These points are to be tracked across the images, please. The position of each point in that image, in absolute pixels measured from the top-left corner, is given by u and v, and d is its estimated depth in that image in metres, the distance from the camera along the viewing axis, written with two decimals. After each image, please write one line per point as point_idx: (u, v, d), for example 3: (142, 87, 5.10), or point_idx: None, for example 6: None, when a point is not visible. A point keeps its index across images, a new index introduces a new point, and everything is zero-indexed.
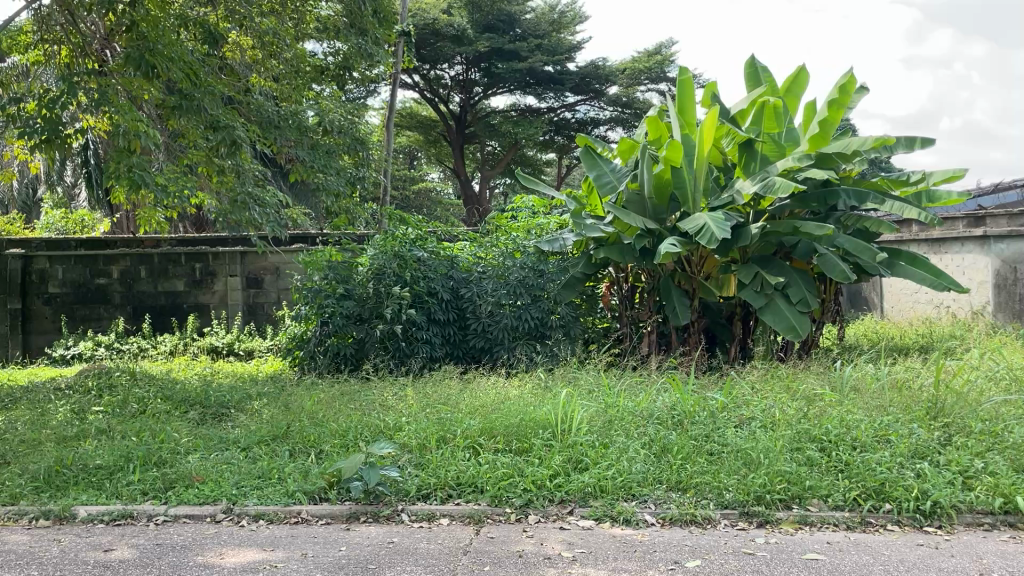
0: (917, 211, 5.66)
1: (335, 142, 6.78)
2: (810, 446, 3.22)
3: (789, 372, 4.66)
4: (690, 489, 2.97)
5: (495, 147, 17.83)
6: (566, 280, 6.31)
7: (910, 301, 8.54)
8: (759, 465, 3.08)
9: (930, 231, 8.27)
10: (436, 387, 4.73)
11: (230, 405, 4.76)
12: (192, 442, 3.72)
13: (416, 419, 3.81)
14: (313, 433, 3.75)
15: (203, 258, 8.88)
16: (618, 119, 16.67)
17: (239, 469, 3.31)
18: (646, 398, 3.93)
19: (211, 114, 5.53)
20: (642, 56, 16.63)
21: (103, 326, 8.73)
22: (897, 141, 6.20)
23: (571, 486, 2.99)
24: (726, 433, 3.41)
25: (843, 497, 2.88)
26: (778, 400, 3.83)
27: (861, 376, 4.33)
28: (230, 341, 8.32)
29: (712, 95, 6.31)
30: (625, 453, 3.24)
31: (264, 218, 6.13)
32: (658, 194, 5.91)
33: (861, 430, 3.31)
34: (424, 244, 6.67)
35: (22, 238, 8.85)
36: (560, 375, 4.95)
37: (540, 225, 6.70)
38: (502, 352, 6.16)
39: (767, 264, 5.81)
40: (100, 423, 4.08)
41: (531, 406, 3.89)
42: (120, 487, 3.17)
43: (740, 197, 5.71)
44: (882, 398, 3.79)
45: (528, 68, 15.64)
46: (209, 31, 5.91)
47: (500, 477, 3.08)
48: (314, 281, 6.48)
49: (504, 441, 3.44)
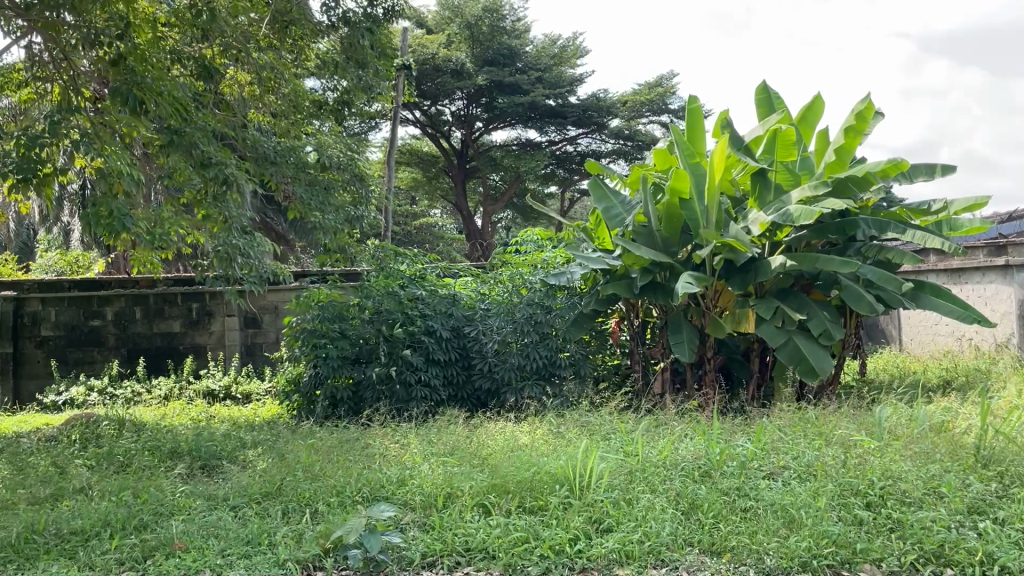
0: (941, 240, 5.37)
1: (334, 179, 6.56)
2: (857, 504, 2.93)
3: (818, 414, 4.36)
4: (726, 552, 2.68)
5: (497, 181, 17.69)
6: (574, 318, 5.96)
7: (931, 332, 8.25)
8: (801, 524, 2.79)
9: (949, 260, 8.01)
10: (441, 434, 4.45)
11: (222, 456, 4.48)
12: (178, 502, 3.42)
13: (421, 472, 3.52)
14: (309, 490, 3.46)
15: (200, 297, 8.64)
16: (621, 152, 16.50)
17: (227, 533, 3.01)
18: (668, 446, 3.63)
19: (203, 150, 5.28)
20: (642, 88, 16.56)
21: (97, 370, 8.45)
22: (917, 168, 5.97)
23: (594, 552, 2.69)
24: (759, 486, 3.12)
25: (899, 561, 2.59)
26: (814, 447, 3.54)
27: (899, 419, 4.03)
28: (227, 385, 8.03)
29: (724, 123, 6.11)
30: (652, 511, 2.95)
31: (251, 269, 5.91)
32: (669, 228, 5.67)
33: (910, 482, 3.03)
34: (422, 281, 6.43)
35: (15, 279, 8.44)
36: (573, 418, 4.65)
37: (546, 259, 6.37)
38: (510, 395, 5.87)
39: (787, 297, 5.54)
40: (80, 480, 3.79)
41: (546, 456, 3.60)
42: (94, 556, 2.87)
43: (755, 227, 5.47)
44: (926, 442, 3.50)
45: (529, 101, 15.45)
46: (205, 66, 5.66)
47: (514, 542, 2.78)
48: (309, 322, 6.21)
49: (517, 499, 3.15)
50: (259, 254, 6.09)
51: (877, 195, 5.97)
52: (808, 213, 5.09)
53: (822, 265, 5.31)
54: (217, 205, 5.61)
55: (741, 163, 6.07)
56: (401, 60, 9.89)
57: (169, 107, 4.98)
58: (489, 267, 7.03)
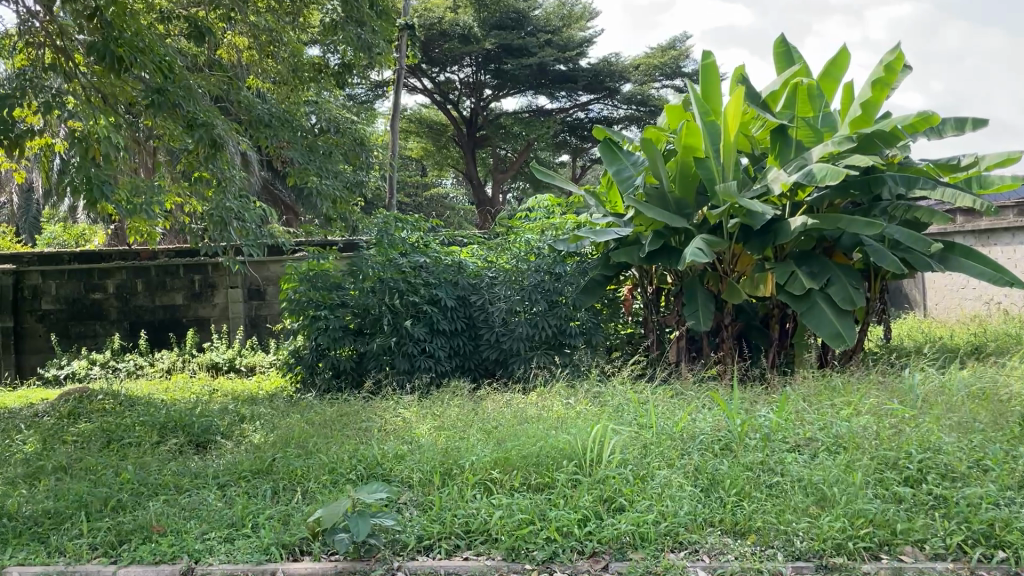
0: (973, 197, 5.03)
1: (333, 144, 6.24)
2: (895, 479, 2.67)
3: (846, 381, 4.09)
4: (750, 534, 2.44)
5: (507, 150, 17.36)
6: (584, 285, 5.69)
7: (958, 297, 7.94)
8: (833, 503, 2.54)
9: (977, 221, 7.67)
10: (445, 407, 4.22)
11: (216, 431, 4.27)
12: (160, 481, 3.20)
13: (421, 447, 3.29)
14: (302, 467, 3.23)
15: (203, 269, 8.41)
16: (633, 118, 16.10)
17: (210, 516, 2.79)
18: (686, 418, 3.39)
19: (188, 110, 4.97)
20: (656, 51, 16.12)
21: (99, 344, 8.28)
22: (946, 122, 5.64)
23: (605, 535, 2.45)
24: (785, 460, 2.87)
25: (944, 543, 2.33)
26: (843, 417, 3.28)
27: (934, 386, 3.76)
28: (231, 357, 7.81)
29: (741, 79, 5.78)
30: (668, 488, 2.70)
31: (245, 236, 5.65)
32: (683, 188, 5.36)
33: (952, 455, 2.77)
34: (425, 250, 6.11)
35: (13, 252, 8.26)
36: (585, 389, 4.40)
37: (556, 224, 6.09)
38: (519, 364, 5.63)
39: (808, 261, 5.26)
40: (62, 458, 3.58)
41: (555, 430, 3.35)
42: (64, 540, 2.66)
43: (775, 186, 5.14)
44: (965, 412, 3.25)
45: (539, 64, 15.00)
46: (198, 25, 5.18)
47: (517, 524, 2.54)
48: (309, 292, 5.99)
49: (521, 475, 2.90)
50: (254, 219, 5.83)
51: (905, 153, 5.63)
52: (834, 171, 4.72)
53: (845, 226, 5.00)
54: (208, 169, 5.35)
55: (760, 120, 5.73)
56: (405, 21, 9.51)
57: (151, 65, 4.67)
58: (497, 235, 6.74)
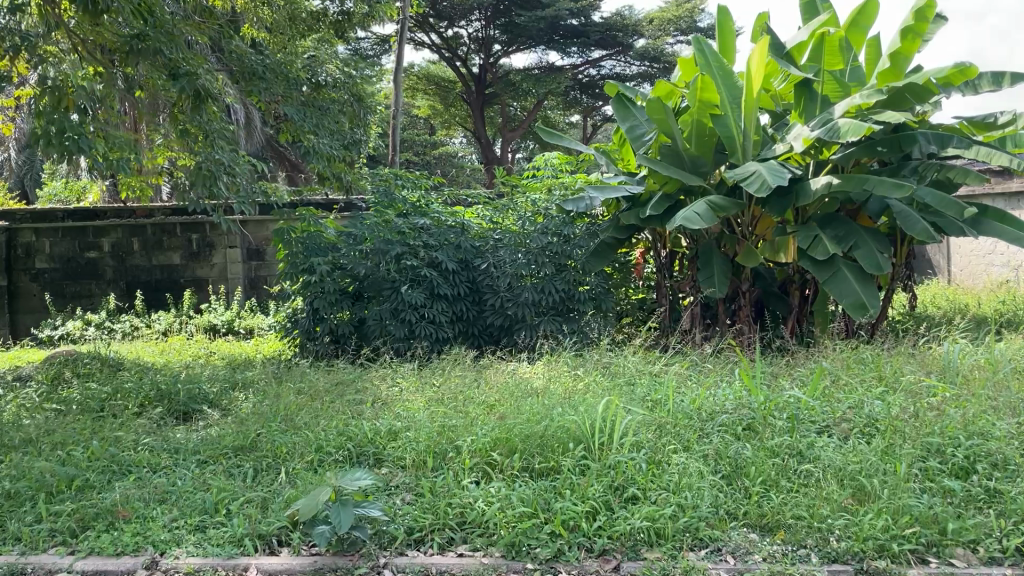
0: (1008, 156, 4.63)
1: (332, 99, 5.88)
2: (941, 470, 2.41)
3: (875, 354, 3.80)
4: (779, 531, 2.18)
5: (517, 108, 16.94)
6: (594, 248, 5.37)
7: (984, 262, 7.61)
8: (872, 498, 2.27)
9: (1009, 182, 7.29)
10: (446, 377, 3.96)
11: (204, 400, 4.04)
12: (136, 457, 2.96)
13: (417, 423, 3.03)
14: (286, 444, 2.97)
15: (200, 228, 8.12)
16: (647, 75, 15.59)
17: (184, 500, 2.54)
18: (704, 394, 3.11)
19: (170, 58, 4.61)
20: (670, 6, 15.58)
21: (95, 304, 8.04)
22: (982, 76, 5.24)
23: (617, 531, 2.19)
24: (816, 444, 2.59)
25: (999, 546, 2.07)
26: (878, 397, 3.00)
27: (974, 361, 3.46)
28: (229, 319, 7.55)
29: (762, 31, 5.38)
30: (685, 475, 2.43)
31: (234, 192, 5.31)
32: (698, 145, 5.00)
33: (1005, 442, 2.50)
34: (426, 210, 5.79)
35: (7, 208, 7.95)
36: (594, 359, 4.12)
37: (563, 183, 5.73)
38: (524, 331, 5.35)
39: (831, 224, 4.92)
40: (33, 431, 3.33)
41: (560, 406, 3.08)
42: (21, 526, 2.42)
43: (798, 144, 4.74)
44: (1012, 392, 2.96)
45: (552, 18, 14.39)
46: None
47: (518, 516, 2.27)
48: (305, 253, 5.68)
49: (523, 459, 2.64)
50: (247, 174, 5.51)
51: (937, 109, 5.23)
52: (855, 128, 4.33)
53: (870, 187, 4.60)
54: (195, 123, 5.03)
55: (783, 73, 5.33)
56: None
57: (132, 7, 4.37)
58: (502, 194, 6.42)
